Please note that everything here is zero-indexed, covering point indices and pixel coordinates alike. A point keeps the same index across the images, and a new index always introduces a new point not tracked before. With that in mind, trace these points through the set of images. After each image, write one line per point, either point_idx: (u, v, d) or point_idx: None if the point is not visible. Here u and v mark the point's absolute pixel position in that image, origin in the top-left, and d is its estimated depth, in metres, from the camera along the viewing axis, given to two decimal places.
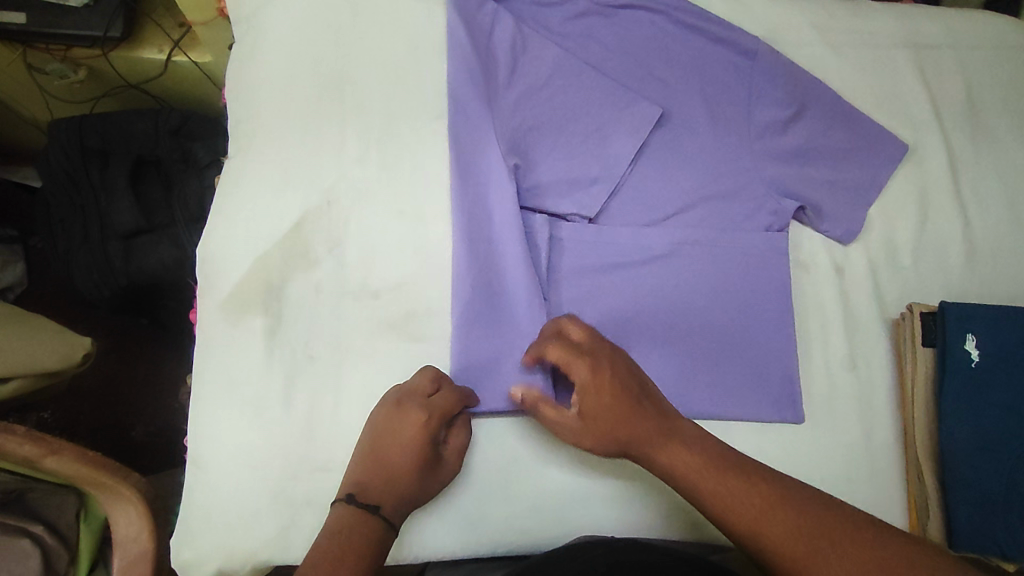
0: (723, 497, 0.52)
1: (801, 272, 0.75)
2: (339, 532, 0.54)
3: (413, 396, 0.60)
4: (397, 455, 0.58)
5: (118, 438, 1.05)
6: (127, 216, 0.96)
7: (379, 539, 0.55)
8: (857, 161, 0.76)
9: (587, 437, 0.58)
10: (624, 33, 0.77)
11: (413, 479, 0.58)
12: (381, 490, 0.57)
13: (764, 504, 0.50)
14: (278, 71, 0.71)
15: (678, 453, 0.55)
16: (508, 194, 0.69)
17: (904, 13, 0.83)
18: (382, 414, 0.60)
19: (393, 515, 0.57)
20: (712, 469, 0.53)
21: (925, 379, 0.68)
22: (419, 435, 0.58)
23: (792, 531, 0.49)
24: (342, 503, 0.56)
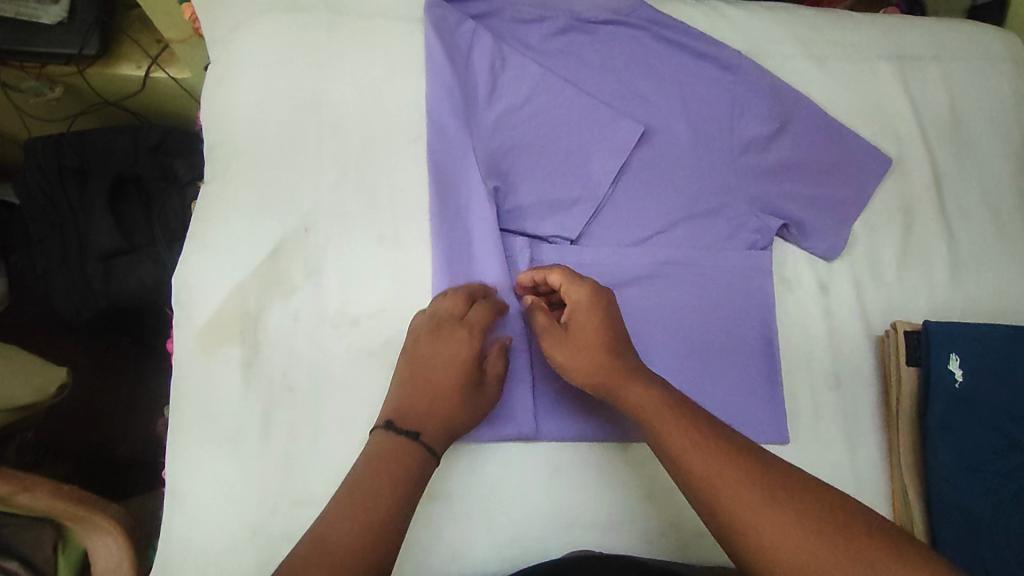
0: (683, 447, 0.50)
1: (786, 290, 0.74)
2: (379, 460, 0.54)
3: (447, 319, 0.61)
4: (440, 376, 0.59)
5: (102, 459, 1.03)
6: (105, 236, 0.95)
7: (420, 466, 0.55)
8: (841, 176, 0.76)
9: (570, 358, 0.59)
10: (605, 49, 0.76)
11: (456, 401, 0.59)
12: (423, 414, 0.57)
13: (723, 461, 0.49)
14: (253, 92, 0.70)
15: (648, 396, 0.54)
16: (487, 219, 0.68)
17: (888, 25, 0.83)
18: (418, 338, 0.61)
19: (436, 439, 0.57)
20: (689, 430, 0.51)
21: (909, 397, 0.68)
22: (460, 355, 0.60)
23: (746, 487, 0.47)
24: (382, 430, 0.56)
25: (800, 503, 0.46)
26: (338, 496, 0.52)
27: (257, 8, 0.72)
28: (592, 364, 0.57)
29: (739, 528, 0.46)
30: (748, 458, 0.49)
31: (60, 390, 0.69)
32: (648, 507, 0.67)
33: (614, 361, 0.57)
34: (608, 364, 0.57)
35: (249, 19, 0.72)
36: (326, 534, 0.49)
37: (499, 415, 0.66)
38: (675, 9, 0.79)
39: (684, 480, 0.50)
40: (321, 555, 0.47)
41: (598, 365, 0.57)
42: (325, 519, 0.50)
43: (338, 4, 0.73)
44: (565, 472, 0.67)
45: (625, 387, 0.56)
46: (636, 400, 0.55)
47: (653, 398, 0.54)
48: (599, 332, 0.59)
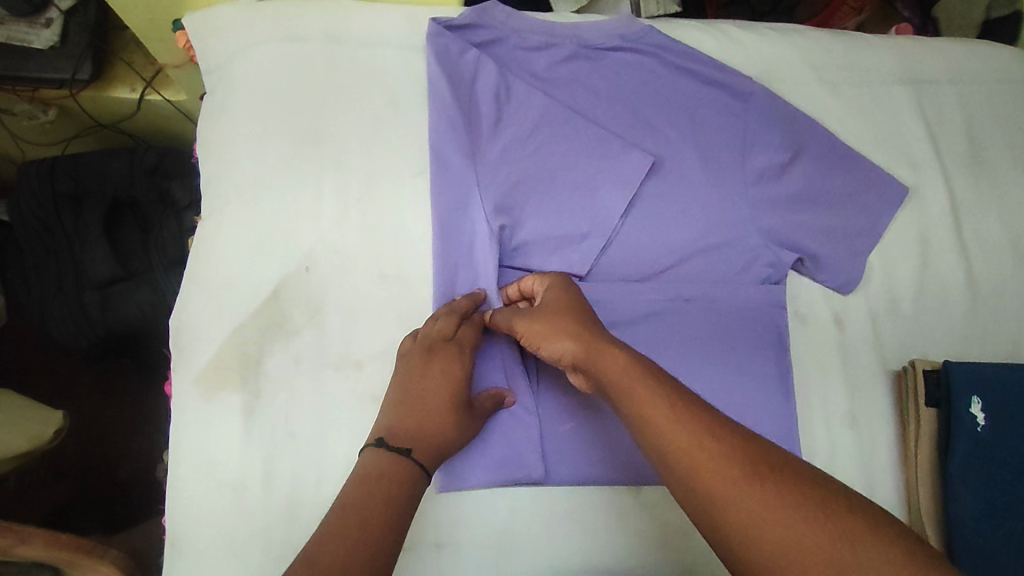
0: (656, 421, 0.46)
1: (800, 325, 0.72)
2: (371, 476, 0.51)
3: (438, 339, 0.60)
4: (431, 395, 0.57)
5: (103, 478, 1.00)
6: (102, 264, 0.92)
7: (415, 484, 0.53)
8: (856, 205, 0.73)
9: (548, 328, 0.55)
10: (612, 76, 0.74)
11: (449, 421, 0.57)
12: (413, 433, 0.55)
13: (699, 433, 0.44)
14: (249, 124, 0.68)
15: (623, 365, 0.50)
16: (493, 257, 0.66)
17: (903, 47, 0.80)
18: (409, 358, 0.59)
19: (427, 458, 0.55)
20: (668, 402, 0.46)
21: (928, 438, 0.66)
22: (452, 375, 0.58)
23: (724, 465, 0.43)
24: (372, 449, 0.54)
25: (783, 484, 0.42)
26: (335, 508, 0.49)
27: (253, 37, 0.70)
28: (567, 332, 0.54)
29: (716, 504, 0.42)
30: (725, 431, 0.45)
31: (56, 434, 0.72)
32: (662, 552, 0.65)
33: (592, 329, 0.54)
34: (586, 332, 0.54)
35: (245, 49, 0.70)
36: (324, 542, 0.45)
37: (507, 460, 0.63)
38: (685, 34, 0.77)
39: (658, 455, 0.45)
40: (324, 560, 0.44)
41: (573, 336, 0.54)
42: (324, 529, 0.47)
43: (338, 32, 0.71)
44: (577, 517, 0.65)
45: (603, 361, 0.51)
46: (614, 372, 0.50)
47: (633, 370, 0.49)
48: (575, 305, 0.57)
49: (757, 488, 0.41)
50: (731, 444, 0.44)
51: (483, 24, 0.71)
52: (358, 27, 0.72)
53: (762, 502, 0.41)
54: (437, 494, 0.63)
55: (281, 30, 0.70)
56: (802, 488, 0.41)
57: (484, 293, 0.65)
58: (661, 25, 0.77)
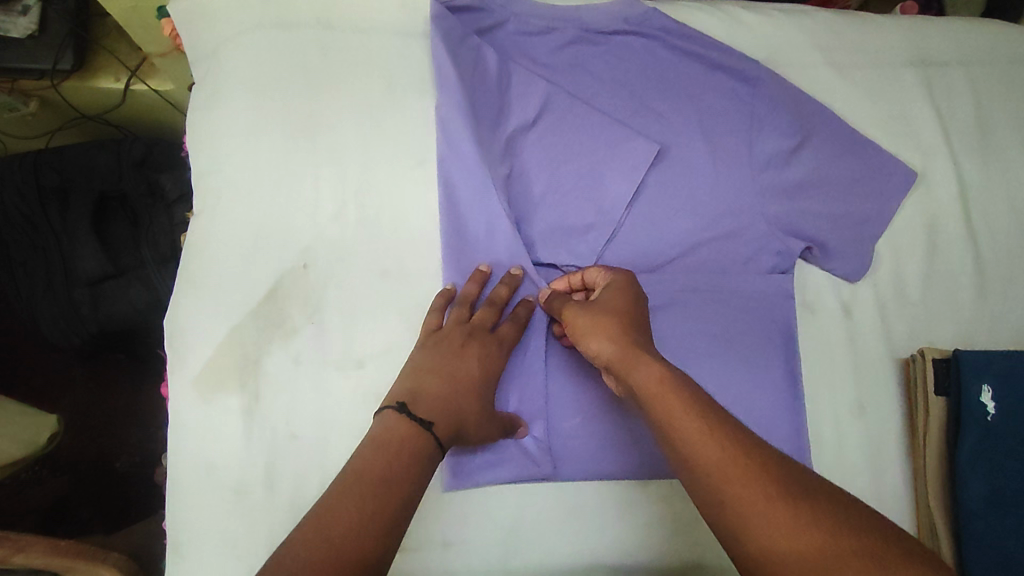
0: (697, 440, 0.45)
1: (808, 314, 0.71)
2: (386, 445, 0.49)
3: (481, 329, 0.59)
4: (463, 379, 0.56)
5: (99, 472, 0.99)
6: (91, 261, 0.90)
7: (428, 462, 0.50)
8: (864, 191, 0.72)
9: (591, 325, 0.54)
10: (617, 62, 0.72)
11: (476, 411, 0.56)
12: (440, 404, 0.53)
13: (734, 452, 0.44)
14: (243, 116, 0.65)
15: (657, 377, 0.49)
16: (499, 250, 0.65)
17: (910, 28, 0.79)
18: (449, 334, 0.58)
19: (447, 432, 0.52)
20: (696, 416, 0.46)
21: (938, 427, 0.66)
22: (487, 367, 0.58)
23: (750, 485, 0.43)
24: (394, 414, 0.51)
25: (811, 506, 0.41)
26: (342, 481, 0.46)
27: (244, 23, 0.67)
28: (614, 341, 0.53)
29: (751, 527, 0.41)
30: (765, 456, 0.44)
31: (52, 438, 0.71)
32: (670, 545, 0.64)
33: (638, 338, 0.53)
34: (632, 341, 0.52)
35: (235, 37, 0.67)
36: (326, 519, 0.43)
37: (515, 459, 0.62)
38: (689, 16, 0.75)
39: (695, 474, 0.45)
40: (327, 542, 0.42)
41: (617, 345, 0.52)
42: (329, 503, 0.45)
43: (332, 17, 0.68)
44: (585, 512, 0.64)
45: (638, 368, 0.50)
46: (647, 381, 0.49)
47: (668, 381, 0.49)
48: (624, 306, 0.55)
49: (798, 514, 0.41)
50: (773, 472, 0.43)
51: (484, 7, 0.69)
52: (353, 12, 0.69)
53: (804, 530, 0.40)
54: (444, 492, 0.62)
55: (272, 16, 0.67)
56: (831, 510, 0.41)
57: (522, 273, 0.64)
58: (665, 7, 0.75)
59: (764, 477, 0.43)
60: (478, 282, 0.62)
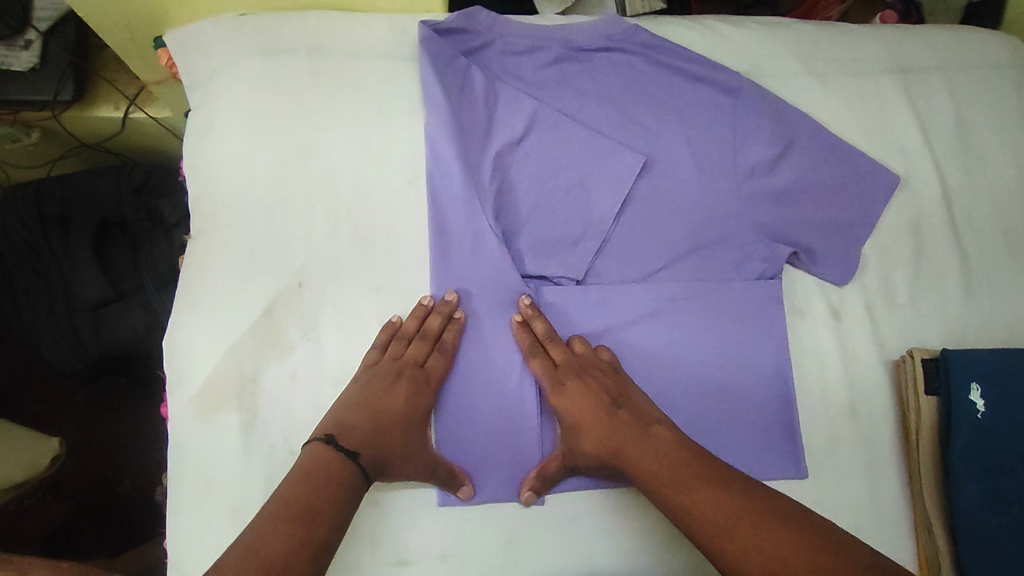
0: (702, 506, 0.52)
1: (797, 318, 0.72)
2: (312, 475, 0.54)
3: (410, 364, 0.62)
4: (389, 416, 0.59)
5: (104, 497, 0.99)
6: (92, 286, 0.91)
7: (352, 489, 0.55)
8: (845, 197, 0.74)
9: (577, 415, 0.61)
10: (602, 78, 0.74)
11: (401, 446, 0.59)
12: (364, 439, 0.57)
13: (740, 511, 0.51)
14: (238, 141, 0.67)
15: (656, 457, 0.56)
16: (494, 264, 0.66)
17: (888, 37, 0.81)
18: (381, 368, 0.62)
19: (370, 464, 0.57)
20: (692, 482, 0.53)
21: (930, 427, 0.66)
22: (413, 404, 0.61)
23: (761, 543, 0.49)
24: (320, 445, 0.56)
25: (812, 541, 0.48)
26: (257, 529, 0.50)
27: (238, 52, 0.69)
28: (600, 429, 0.59)
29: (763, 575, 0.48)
30: (758, 498, 0.52)
31: (53, 461, 0.71)
32: (669, 552, 0.65)
33: (622, 419, 0.59)
34: (615, 425, 0.59)
35: (229, 65, 0.69)
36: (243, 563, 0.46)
37: (508, 469, 0.64)
38: (671, 31, 0.77)
39: (707, 535, 0.51)
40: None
41: (603, 428, 0.59)
42: (244, 550, 0.48)
43: (322, 42, 0.70)
44: (582, 522, 0.64)
45: (638, 455, 0.56)
46: (649, 465, 0.56)
47: (666, 459, 0.55)
48: (596, 387, 0.61)
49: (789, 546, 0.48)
50: (773, 515, 0.50)
51: (470, 28, 0.71)
52: (344, 37, 0.71)
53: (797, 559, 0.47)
54: (439, 504, 0.62)
55: (264, 43, 0.69)
56: (827, 540, 0.48)
57: (456, 297, 0.64)
58: (646, 23, 0.77)
59: (772, 527, 0.49)
60: (418, 317, 0.64)
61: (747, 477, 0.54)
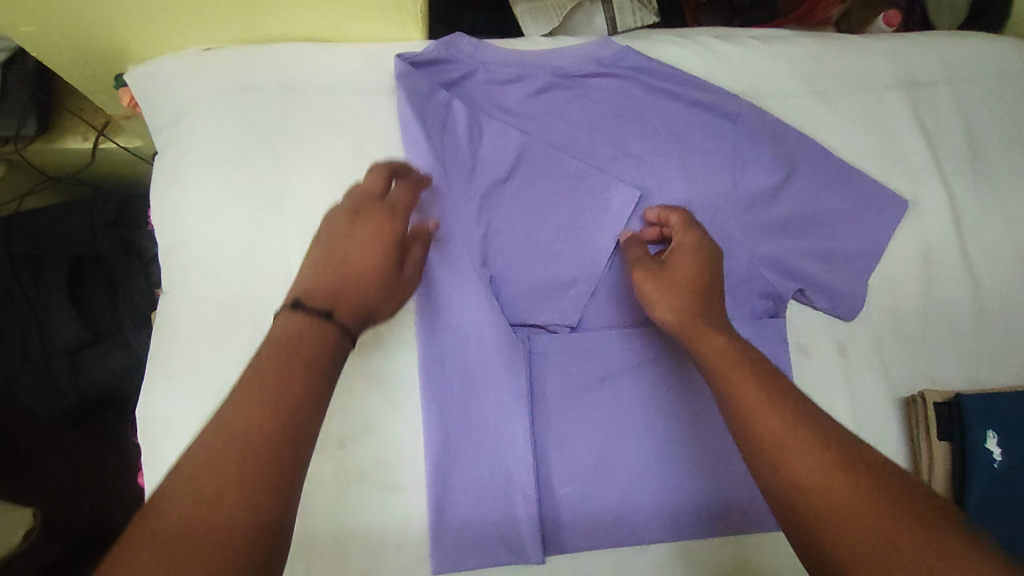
0: (758, 405, 0.45)
1: (803, 357, 0.69)
2: (280, 347, 0.44)
3: (368, 198, 0.56)
4: (359, 260, 0.52)
5: (93, 534, 0.96)
6: (67, 330, 0.88)
7: (332, 350, 0.46)
8: (852, 226, 0.70)
9: (659, 286, 0.57)
10: (594, 106, 0.69)
11: (366, 282, 0.52)
12: (333, 290, 0.49)
13: (799, 427, 0.43)
14: (207, 191, 0.63)
15: (721, 348, 0.50)
16: (487, 316, 0.63)
17: (894, 49, 0.76)
18: (330, 230, 0.53)
19: (350, 319, 0.49)
20: (756, 385, 0.47)
21: (943, 472, 0.63)
22: (384, 238, 0.54)
23: (806, 458, 0.41)
24: (287, 311, 0.46)
25: (869, 483, 0.39)
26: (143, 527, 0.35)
27: (203, 92, 0.65)
28: (676, 301, 0.55)
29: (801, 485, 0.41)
30: (816, 428, 0.43)
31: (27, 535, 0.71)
32: None
33: (708, 290, 0.56)
34: (699, 295, 0.55)
35: (194, 106, 0.65)
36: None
37: (503, 536, 0.61)
38: (665, 51, 0.72)
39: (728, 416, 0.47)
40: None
41: (683, 302, 0.55)
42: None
43: (292, 78, 0.66)
44: None
45: (706, 338, 0.51)
46: (714, 350, 0.50)
47: (733, 350, 0.50)
48: (694, 267, 0.57)
49: (818, 471, 0.41)
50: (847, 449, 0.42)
51: (450, 58, 0.67)
52: (315, 71, 0.66)
53: (818, 491, 0.40)
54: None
55: (231, 80, 0.65)
56: (889, 487, 0.39)
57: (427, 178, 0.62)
58: (638, 44, 0.73)
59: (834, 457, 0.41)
60: (376, 175, 0.57)
61: (808, 399, 0.46)
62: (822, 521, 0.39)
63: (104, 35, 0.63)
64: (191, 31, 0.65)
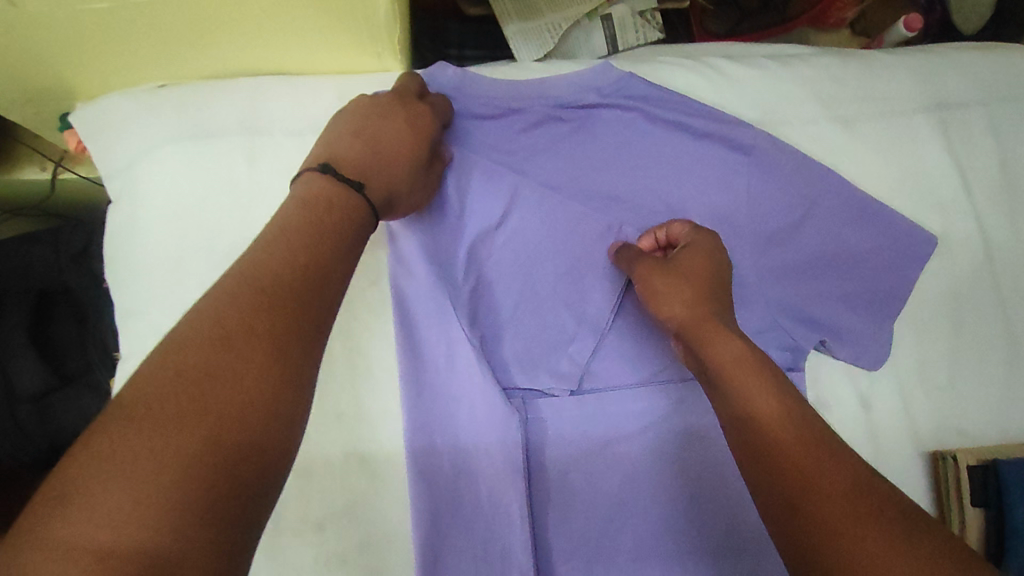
0: (771, 418, 0.42)
1: (820, 412, 0.64)
2: (310, 209, 0.46)
3: (410, 93, 0.56)
4: (391, 136, 0.52)
5: None
6: (32, 375, 0.82)
7: (349, 247, 0.46)
8: (878, 266, 0.64)
9: (669, 280, 0.53)
10: (593, 140, 0.63)
11: (396, 163, 0.52)
12: (364, 167, 0.51)
13: (816, 443, 0.40)
14: (164, 248, 0.57)
15: (733, 353, 0.46)
16: (481, 384, 0.57)
17: (922, 67, 0.69)
18: (367, 103, 0.54)
19: (377, 200, 0.50)
20: (769, 397, 0.43)
21: (977, 541, 0.58)
22: (417, 126, 0.54)
23: (822, 474, 0.38)
24: (316, 173, 0.48)
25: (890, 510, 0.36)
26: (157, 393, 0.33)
27: (157, 135, 0.58)
28: (687, 295, 0.52)
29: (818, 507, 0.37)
30: (832, 445, 0.40)
31: None
32: None
33: (719, 292, 0.52)
34: (710, 291, 0.52)
35: (147, 151, 0.58)
36: (144, 471, 0.30)
37: None
38: (670, 76, 0.66)
39: (737, 428, 0.43)
40: (159, 505, 0.30)
41: (695, 297, 0.51)
42: (126, 450, 0.31)
43: (256, 118, 0.59)
44: None
45: (718, 342, 0.47)
46: (726, 357, 0.46)
47: (743, 355, 0.46)
48: (706, 267, 0.54)
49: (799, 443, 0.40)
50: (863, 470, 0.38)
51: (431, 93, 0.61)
52: (282, 109, 0.60)
53: (823, 479, 0.38)
54: None
55: (188, 122, 0.58)
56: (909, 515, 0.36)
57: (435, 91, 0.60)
58: (640, 69, 0.66)
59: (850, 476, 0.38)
60: (415, 80, 0.58)
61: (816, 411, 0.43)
62: (828, 528, 0.36)
63: (42, 75, 0.56)
64: (144, 68, 0.58)
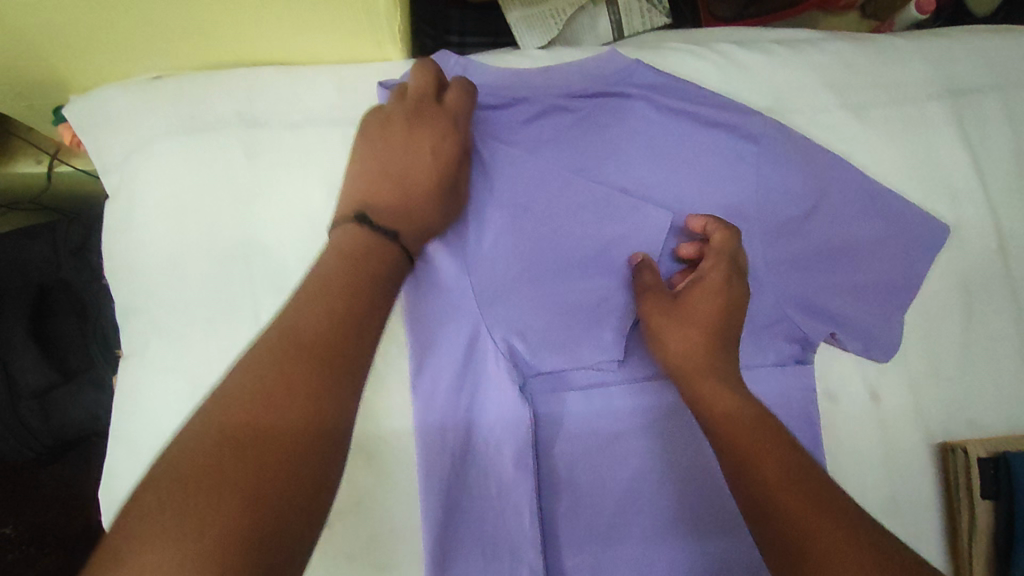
0: (775, 477, 0.43)
1: (830, 404, 0.63)
2: (346, 258, 0.46)
3: (427, 103, 0.55)
4: (418, 175, 0.54)
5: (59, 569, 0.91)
6: (34, 373, 0.81)
7: (372, 286, 0.46)
8: (890, 257, 0.63)
9: (678, 329, 0.54)
10: (599, 129, 0.61)
11: (423, 194, 0.53)
12: (397, 212, 0.52)
13: (819, 504, 0.41)
14: (162, 242, 0.56)
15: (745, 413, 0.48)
16: (501, 382, 0.58)
17: (936, 53, 0.68)
18: (389, 130, 0.54)
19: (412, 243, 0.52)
20: (773, 458, 0.45)
21: (984, 531, 0.58)
22: (443, 157, 0.54)
23: (823, 534, 0.40)
24: (352, 226, 0.49)
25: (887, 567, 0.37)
26: (197, 451, 0.34)
27: (153, 128, 0.57)
28: (692, 342, 0.53)
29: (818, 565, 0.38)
30: (833, 505, 0.41)
31: None
32: None
33: (727, 338, 0.53)
34: (720, 338, 0.53)
35: (142, 145, 0.57)
36: (187, 521, 0.32)
37: None
38: (678, 63, 0.64)
39: (745, 488, 0.45)
40: (201, 553, 0.31)
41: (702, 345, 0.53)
42: (173, 501, 0.32)
43: (255, 111, 0.58)
44: None
45: (720, 396, 0.50)
46: (729, 409, 0.49)
47: (750, 414, 0.48)
48: (716, 311, 0.54)
49: (814, 514, 0.41)
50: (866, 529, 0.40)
51: None
52: (281, 102, 0.58)
53: (822, 542, 0.39)
54: None
55: (185, 115, 0.57)
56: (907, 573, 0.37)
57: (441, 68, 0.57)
58: (648, 55, 0.64)
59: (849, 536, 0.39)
60: (426, 77, 0.56)
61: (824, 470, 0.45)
62: None
63: (34, 68, 0.55)
64: (139, 60, 0.57)
